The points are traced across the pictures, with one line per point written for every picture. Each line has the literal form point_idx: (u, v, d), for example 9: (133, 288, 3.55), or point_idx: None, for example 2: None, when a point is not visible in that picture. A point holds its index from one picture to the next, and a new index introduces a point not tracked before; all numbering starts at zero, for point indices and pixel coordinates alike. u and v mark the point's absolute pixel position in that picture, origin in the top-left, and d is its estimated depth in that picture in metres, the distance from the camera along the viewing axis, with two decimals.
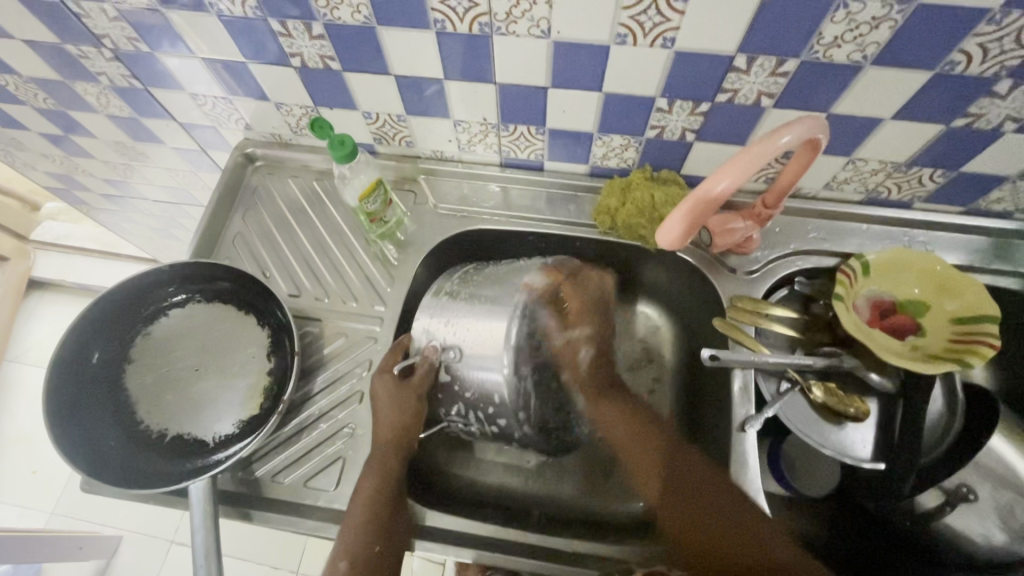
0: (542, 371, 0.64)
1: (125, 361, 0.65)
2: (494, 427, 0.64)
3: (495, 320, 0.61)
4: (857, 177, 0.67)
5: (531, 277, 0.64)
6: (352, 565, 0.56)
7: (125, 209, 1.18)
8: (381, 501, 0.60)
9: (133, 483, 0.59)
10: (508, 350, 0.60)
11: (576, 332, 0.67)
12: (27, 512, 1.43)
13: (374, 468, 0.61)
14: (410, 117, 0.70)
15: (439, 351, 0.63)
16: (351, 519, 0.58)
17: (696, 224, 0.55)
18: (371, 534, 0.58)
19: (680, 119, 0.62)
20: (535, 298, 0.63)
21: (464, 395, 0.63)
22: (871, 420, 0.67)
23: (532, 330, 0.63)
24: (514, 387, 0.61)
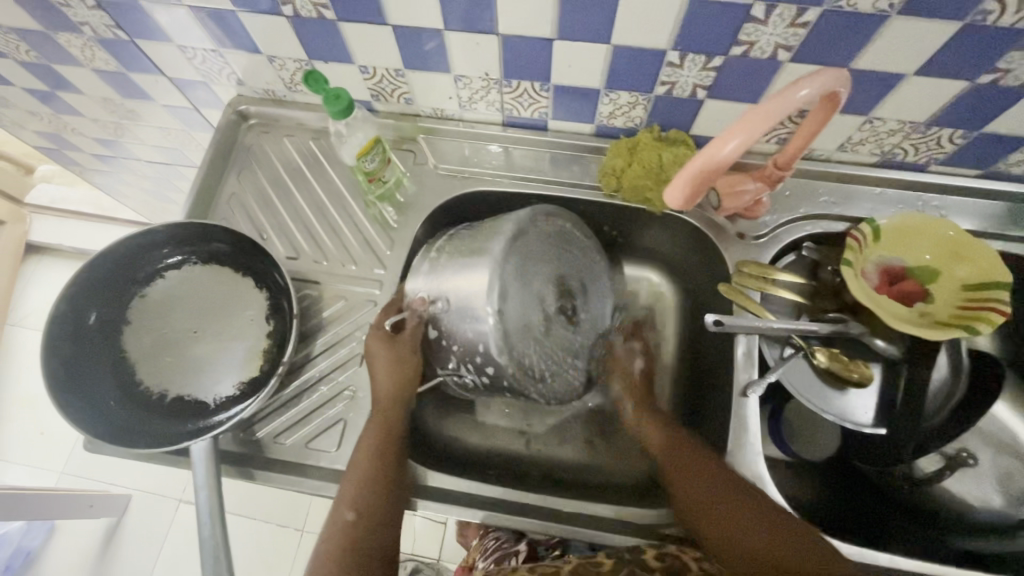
0: (524, 320, 0.60)
1: (122, 323, 0.65)
2: (484, 380, 0.61)
3: (478, 269, 0.58)
4: (873, 139, 0.65)
5: (513, 224, 0.61)
6: (355, 519, 0.57)
7: (118, 170, 1.16)
8: (384, 453, 0.60)
9: (135, 442, 0.59)
10: (492, 294, 0.57)
11: (635, 343, 0.74)
12: (37, 472, 1.46)
13: (376, 429, 0.61)
14: (409, 73, 0.67)
15: (428, 304, 0.61)
16: (352, 478, 0.58)
17: (704, 188, 0.51)
18: (374, 492, 0.58)
19: (691, 75, 0.60)
20: (517, 250, 0.60)
21: (451, 349, 0.61)
22: (874, 386, 0.66)
23: (514, 276, 0.60)
24: (502, 336, 0.57)
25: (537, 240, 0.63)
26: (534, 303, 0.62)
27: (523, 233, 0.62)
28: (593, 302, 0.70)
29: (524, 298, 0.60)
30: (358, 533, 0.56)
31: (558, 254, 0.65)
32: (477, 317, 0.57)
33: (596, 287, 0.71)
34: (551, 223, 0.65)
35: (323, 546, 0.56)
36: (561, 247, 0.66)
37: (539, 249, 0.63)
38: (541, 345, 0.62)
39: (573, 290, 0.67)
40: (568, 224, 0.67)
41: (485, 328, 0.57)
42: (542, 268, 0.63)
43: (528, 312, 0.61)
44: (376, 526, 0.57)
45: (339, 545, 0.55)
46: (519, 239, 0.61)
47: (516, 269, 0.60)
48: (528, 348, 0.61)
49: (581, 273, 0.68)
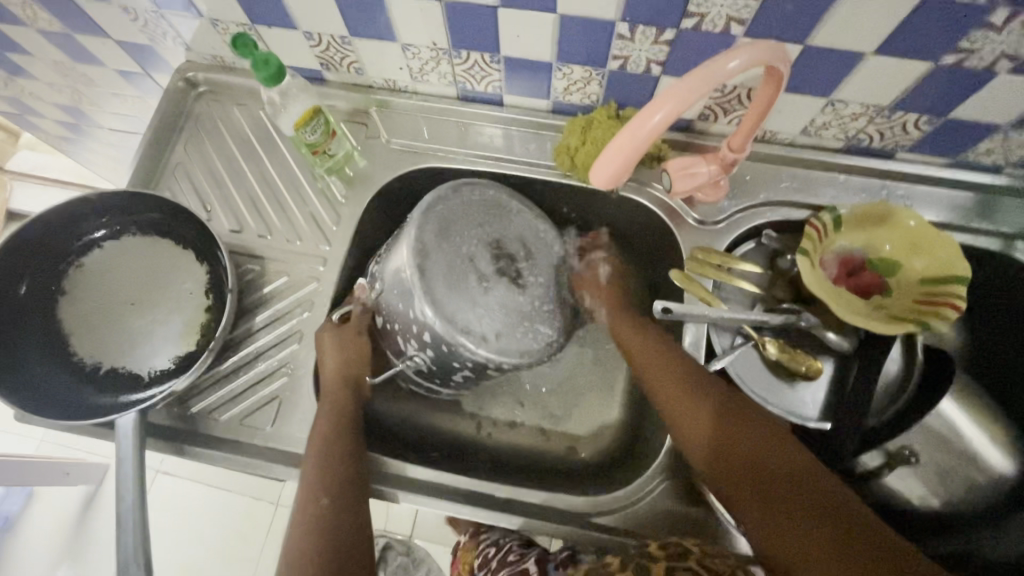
0: (454, 283, 0.56)
1: (57, 293, 0.63)
2: (430, 355, 0.58)
3: (403, 245, 0.57)
4: (837, 122, 0.62)
5: (431, 197, 0.58)
6: (327, 504, 0.53)
7: (86, 140, 1.14)
8: (343, 437, 0.58)
9: (61, 413, 0.58)
10: (411, 257, 0.55)
11: (598, 261, 0.73)
12: (19, 439, 1.47)
13: (329, 413, 0.59)
14: (356, 41, 0.64)
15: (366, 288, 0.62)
16: (314, 463, 0.55)
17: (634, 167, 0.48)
18: (339, 473, 0.55)
19: (643, 48, 0.57)
20: (437, 221, 0.58)
21: (395, 330, 0.59)
22: (823, 380, 0.64)
23: (437, 239, 0.57)
24: (427, 296, 0.54)
25: (465, 209, 0.59)
26: (465, 265, 0.57)
27: (443, 204, 0.59)
28: (543, 265, 0.62)
29: (451, 260, 0.57)
30: (332, 518, 0.52)
31: (493, 219, 0.61)
32: (405, 287, 0.55)
33: (543, 248, 0.63)
34: (474, 192, 0.61)
35: (296, 536, 0.51)
36: (498, 218, 0.61)
37: (470, 218, 0.60)
38: (479, 309, 0.56)
39: (513, 252, 0.61)
40: (506, 197, 0.62)
41: (414, 294, 0.55)
42: (474, 232, 0.59)
43: (458, 273, 0.56)
44: (350, 510, 0.54)
45: (314, 531, 0.51)
46: (436, 206, 0.58)
47: (436, 231, 0.57)
48: (462, 311, 0.55)
49: (524, 238, 0.62)
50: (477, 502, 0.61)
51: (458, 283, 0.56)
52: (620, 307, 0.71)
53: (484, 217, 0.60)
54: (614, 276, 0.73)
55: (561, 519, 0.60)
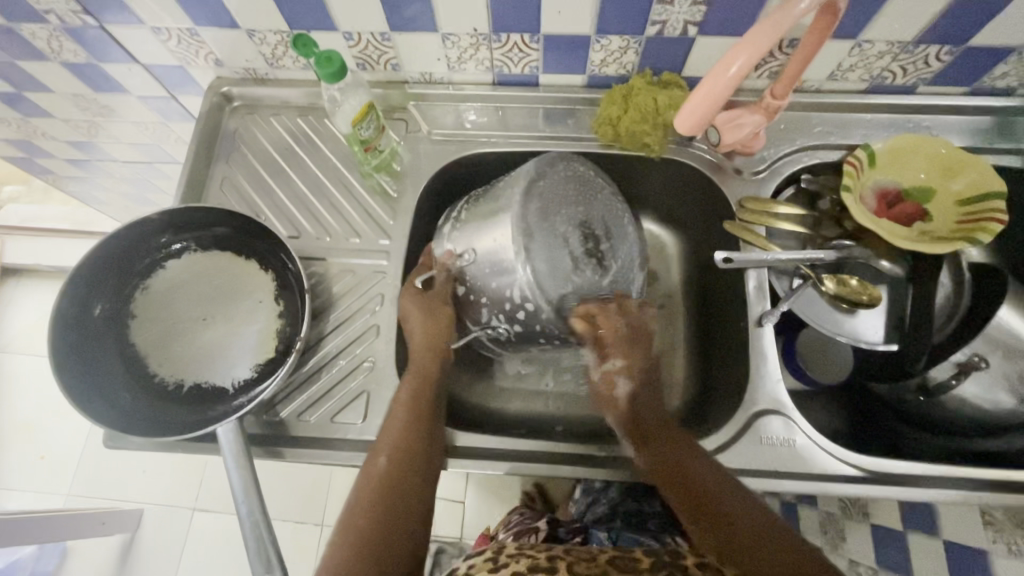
0: (553, 267, 0.57)
1: (128, 317, 0.63)
2: (517, 329, 0.60)
3: (502, 222, 0.58)
4: (863, 63, 0.65)
5: (529, 172, 0.60)
6: (388, 463, 0.56)
7: (94, 175, 1.11)
8: (422, 402, 0.60)
9: (155, 432, 0.58)
10: (516, 236, 0.56)
11: (612, 363, 0.61)
12: (42, 496, 1.35)
13: (415, 378, 0.61)
14: (395, 36, 0.65)
15: (454, 255, 0.61)
16: (390, 423, 0.59)
17: (717, 108, 0.55)
18: (407, 436, 0.58)
19: (682, 10, 0.59)
20: (537, 195, 0.59)
21: (481, 303, 0.61)
22: (883, 307, 0.67)
23: (537, 221, 0.58)
24: (530, 279, 0.56)
25: (560, 185, 0.60)
26: (559, 246, 0.58)
27: (542, 179, 0.60)
28: (621, 250, 0.63)
29: (549, 239, 0.57)
30: (391, 479, 0.55)
31: (580, 198, 0.61)
32: (503, 264, 0.57)
33: (621, 230, 0.64)
34: (569, 166, 0.62)
35: (357, 492, 0.54)
36: (587, 191, 0.62)
37: (563, 193, 0.60)
38: (572, 288, 0.58)
39: (599, 235, 0.61)
40: (589, 170, 0.64)
41: (516, 277, 0.56)
42: (568, 211, 0.60)
43: (557, 254, 0.57)
44: (409, 474, 0.56)
45: (372, 487, 0.54)
46: (540, 181, 0.60)
47: (538, 209, 0.58)
48: (562, 288, 0.57)
49: (605, 221, 0.62)
50: (572, 463, 0.62)
51: (557, 264, 0.57)
52: (649, 424, 0.60)
53: (576, 195, 0.61)
54: (636, 380, 0.61)
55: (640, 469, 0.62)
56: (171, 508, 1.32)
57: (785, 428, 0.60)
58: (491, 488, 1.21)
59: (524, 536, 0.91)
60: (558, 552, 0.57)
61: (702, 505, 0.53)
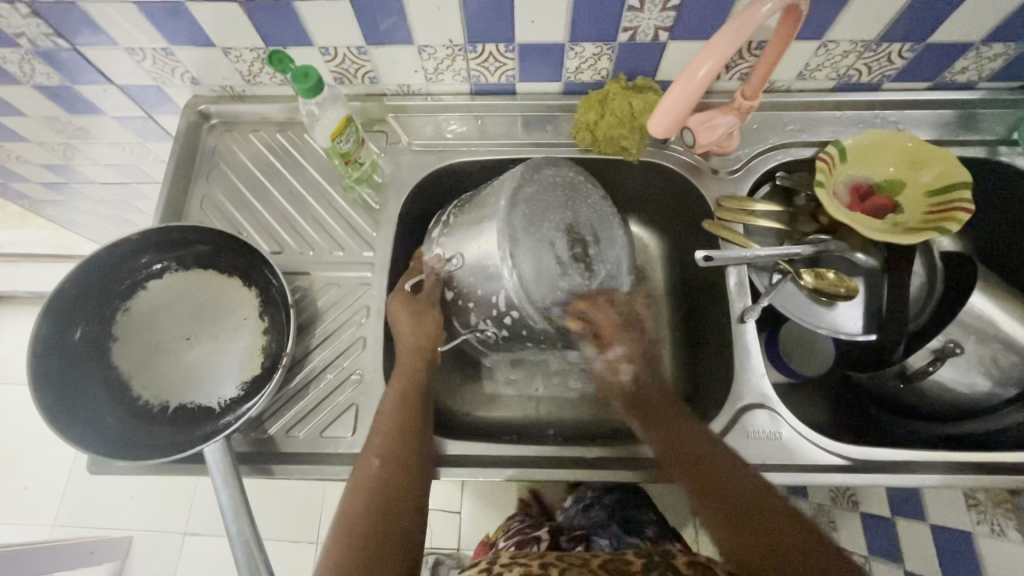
0: (541, 271, 0.57)
1: (109, 340, 0.62)
2: (505, 333, 0.61)
3: (488, 230, 0.58)
4: (829, 63, 0.67)
5: (515, 181, 0.60)
6: (382, 464, 0.56)
7: (73, 198, 1.10)
8: (411, 403, 0.60)
9: (141, 455, 0.57)
10: (501, 242, 0.57)
11: (614, 352, 0.62)
12: (27, 528, 1.31)
13: (402, 381, 0.62)
14: (371, 49, 0.66)
15: (443, 258, 0.62)
16: (380, 425, 0.59)
17: (689, 112, 0.56)
18: (398, 437, 0.58)
19: (652, 16, 0.61)
20: (523, 202, 0.59)
21: (469, 307, 0.61)
22: (859, 298, 0.68)
23: (524, 227, 0.58)
24: (518, 286, 0.56)
25: (545, 191, 0.61)
26: (547, 251, 0.58)
27: (528, 186, 0.60)
28: (609, 253, 0.63)
29: (536, 245, 0.57)
30: (383, 480, 0.55)
31: (568, 202, 0.61)
32: (490, 272, 0.57)
33: (610, 232, 0.64)
34: (557, 171, 0.63)
35: (348, 495, 0.54)
36: (573, 196, 0.62)
37: (551, 199, 0.60)
38: (560, 294, 0.58)
39: (585, 238, 0.61)
40: (580, 176, 0.65)
41: (503, 282, 0.57)
42: (553, 217, 0.60)
43: (543, 261, 0.57)
44: (402, 474, 0.56)
45: (364, 488, 0.54)
46: (525, 188, 0.59)
47: (523, 217, 0.58)
48: (550, 294, 0.57)
49: (593, 223, 0.62)
50: (563, 465, 0.63)
51: (544, 268, 0.57)
52: (656, 407, 0.61)
53: (563, 199, 0.61)
54: (642, 365, 0.62)
55: (631, 469, 0.62)
56: (161, 533, 1.29)
57: (770, 422, 0.61)
58: (488, 499, 1.20)
59: (526, 545, 0.87)
60: (551, 559, 0.56)
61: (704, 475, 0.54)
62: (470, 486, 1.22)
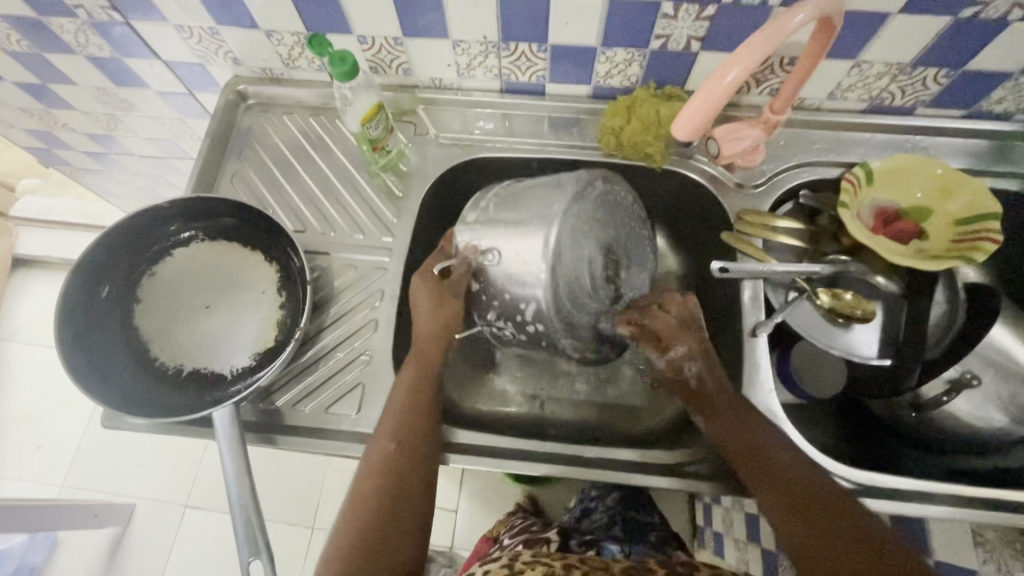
0: (574, 288, 0.58)
1: (133, 301, 0.65)
2: (522, 337, 0.62)
3: (537, 234, 0.56)
4: (862, 83, 0.67)
5: (571, 185, 0.58)
6: (395, 448, 0.57)
7: (111, 168, 1.14)
8: (423, 388, 0.61)
9: (153, 414, 0.59)
10: (547, 254, 0.55)
11: (678, 350, 0.64)
12: (38, 486, 1.35)
13: (415, 365, 0.62)
14: (408, 41, 0.67)
15: (479, 249, 0.59)
16: (391, 408, 0.59)
17: (712, 116, 0.56)
18: (411, 422, 0.58)
19: (685, 26, 0.61)
20: (576, 210, 0.58)
21: (491, 305, 0.61)
22: (876, 321, 0.68)
23: (570, 239, 0.57)
24: (554, 299, 0.56)
25: (597, 203, 0.60)
26: (586, 267, 0.59)
27: (585, 193, 0.59)
28: (636, 272, 0.66)
29: (576, 261, 0.58)
30: (395, 462, 0.56)
31: (611, 220, 0.62)
32: (530, 280, 0.56)
33: (638, 251, 0.67)
34: (608, 185, 0.63)
35: (360, 475, 0.55)
36: (618, 210, 0.63)
37: (601, 213, 0.61)
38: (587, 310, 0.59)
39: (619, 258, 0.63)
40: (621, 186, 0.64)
41: (534, 295, 0.57)
42: (595, 234, 0.60)
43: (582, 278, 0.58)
44: (418, 456, 0.57)
45: (377, 471, 0.55)
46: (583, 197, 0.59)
47: (572, 229, 0.57)
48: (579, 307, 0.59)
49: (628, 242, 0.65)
50: (565, 461, 0.63)
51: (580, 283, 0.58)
52: (721, 390, 0.61)
53: (608, 214, 0.62)
54: (704, 362, 0.63)
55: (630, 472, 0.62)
56: (163, 503, 1.31)
57: None
58: (484, 500, 1.20)
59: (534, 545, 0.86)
60: (574, 561, 0.57)
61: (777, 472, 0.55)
62: (468, 485, 1.22)
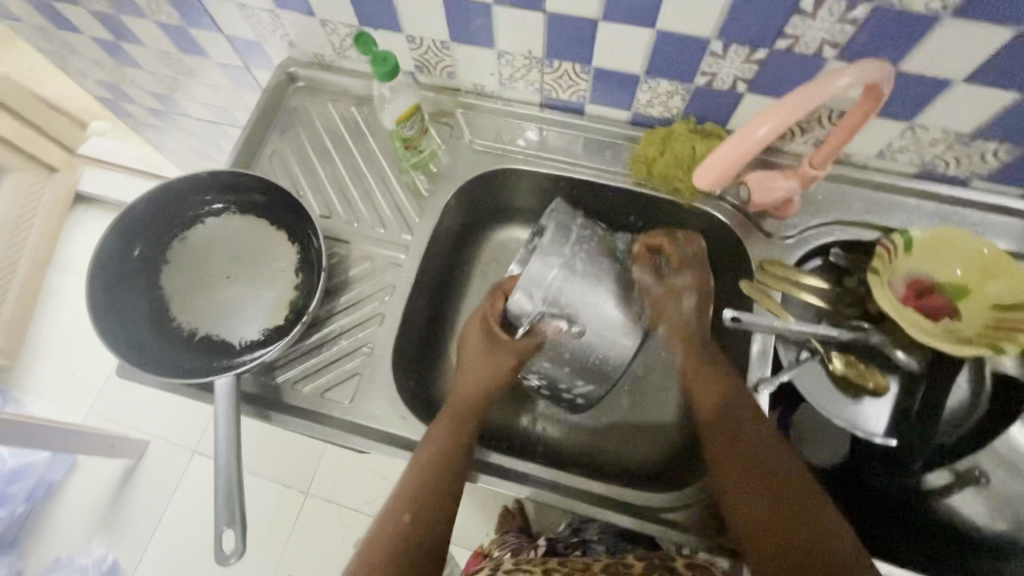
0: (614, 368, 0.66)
1: (162, 262, 0.68)
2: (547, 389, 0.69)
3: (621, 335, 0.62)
4: (915, 147, 0.63)
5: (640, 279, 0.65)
6: (412, 521, 0.55)
7: (170, 126, 1.20)
8: (450, 455, 0.60)
9: (162, 371, 0.62)
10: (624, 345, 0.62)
11: (682, 279, 0.68)
12: (66, 409, 1.44)
13: (448, 427, 0.62)
14: (454, 46, 0.68)
15: (563, 330, 0.61)
16: (412, 471, 0.58)
17: (740, 167, 0.55)
18: (432, 493, 0.57)
19: (733, 66, 0.59)
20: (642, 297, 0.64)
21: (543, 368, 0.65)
22: (888, 397, 0.65)
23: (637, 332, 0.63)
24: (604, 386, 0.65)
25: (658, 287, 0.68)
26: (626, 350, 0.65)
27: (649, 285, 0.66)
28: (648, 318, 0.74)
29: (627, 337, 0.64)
30: (406, 538, 0.54)
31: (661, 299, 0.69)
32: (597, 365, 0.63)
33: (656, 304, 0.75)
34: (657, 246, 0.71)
35: (370, 540, 0.54)
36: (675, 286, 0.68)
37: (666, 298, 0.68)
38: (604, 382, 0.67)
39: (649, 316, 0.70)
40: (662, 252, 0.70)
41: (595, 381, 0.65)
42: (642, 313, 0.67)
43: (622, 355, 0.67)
44: (426, 538, 0.54)
45: (391, 546, 0.53)
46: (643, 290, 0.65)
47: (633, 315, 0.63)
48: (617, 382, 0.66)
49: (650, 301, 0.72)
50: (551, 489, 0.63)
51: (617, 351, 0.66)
52: (692, 338, 0.67)
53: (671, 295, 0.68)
54: (698, 297, 0.67)
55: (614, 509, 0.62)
56: (174, 446, 1.38)
57: None
58: (474, 500, 1.20)
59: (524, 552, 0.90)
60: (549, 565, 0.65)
61: (750, 453, 0.56)
62: None
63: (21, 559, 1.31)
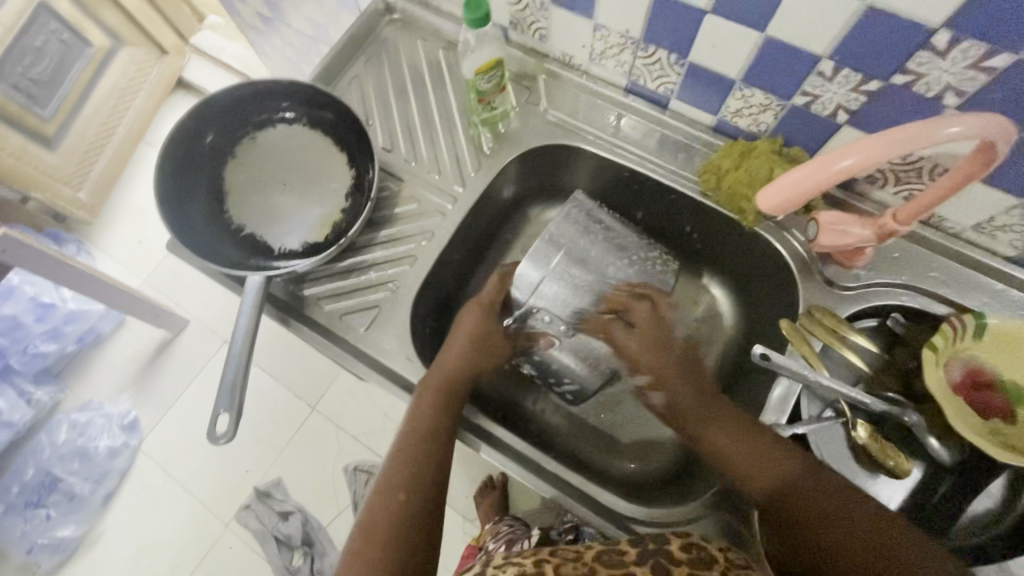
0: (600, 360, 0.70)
1: (229, 155, 0.71)
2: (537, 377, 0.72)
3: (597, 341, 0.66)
4: (1020, 227, 0.57)
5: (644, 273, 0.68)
6: (405, 501, 0.54)
7: (271, 32, 1.24)
8: (438, 427, 0.59)
9: (205, 255, 0.65)
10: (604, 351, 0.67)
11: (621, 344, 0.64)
12: (127, 272, 1.55)
13: (437, 398, 0.60)
14: (553, 9, 0.66)
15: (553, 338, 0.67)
16: (402, 447, 0.57)
17: (810, 194, 0.52)
18: (421, 473, 0.56)
19: (838, 92, 0.55)
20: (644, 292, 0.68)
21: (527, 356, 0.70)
22: (907, 482, 0.60)
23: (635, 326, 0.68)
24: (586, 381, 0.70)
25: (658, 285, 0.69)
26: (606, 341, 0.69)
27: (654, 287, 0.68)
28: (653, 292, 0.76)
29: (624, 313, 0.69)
30: (400, 515, 0.53)
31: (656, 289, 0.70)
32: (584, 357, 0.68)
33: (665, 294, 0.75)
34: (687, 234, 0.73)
35: (366, 517, 0.53)
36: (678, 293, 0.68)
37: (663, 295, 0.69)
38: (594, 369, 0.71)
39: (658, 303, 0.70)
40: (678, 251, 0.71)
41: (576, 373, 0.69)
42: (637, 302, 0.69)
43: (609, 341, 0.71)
44: (418, 513, 0.53)
45: (388, 527, 0.52)
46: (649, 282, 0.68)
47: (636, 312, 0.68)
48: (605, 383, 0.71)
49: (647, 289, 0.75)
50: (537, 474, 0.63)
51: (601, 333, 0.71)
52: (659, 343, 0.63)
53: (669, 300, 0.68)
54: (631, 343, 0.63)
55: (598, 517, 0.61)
56: (208, 331, 1.48)
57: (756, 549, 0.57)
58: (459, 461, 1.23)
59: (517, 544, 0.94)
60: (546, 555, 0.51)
61: (789, 485, 0.53)
62: None
63: (61, 392, 1.43)
